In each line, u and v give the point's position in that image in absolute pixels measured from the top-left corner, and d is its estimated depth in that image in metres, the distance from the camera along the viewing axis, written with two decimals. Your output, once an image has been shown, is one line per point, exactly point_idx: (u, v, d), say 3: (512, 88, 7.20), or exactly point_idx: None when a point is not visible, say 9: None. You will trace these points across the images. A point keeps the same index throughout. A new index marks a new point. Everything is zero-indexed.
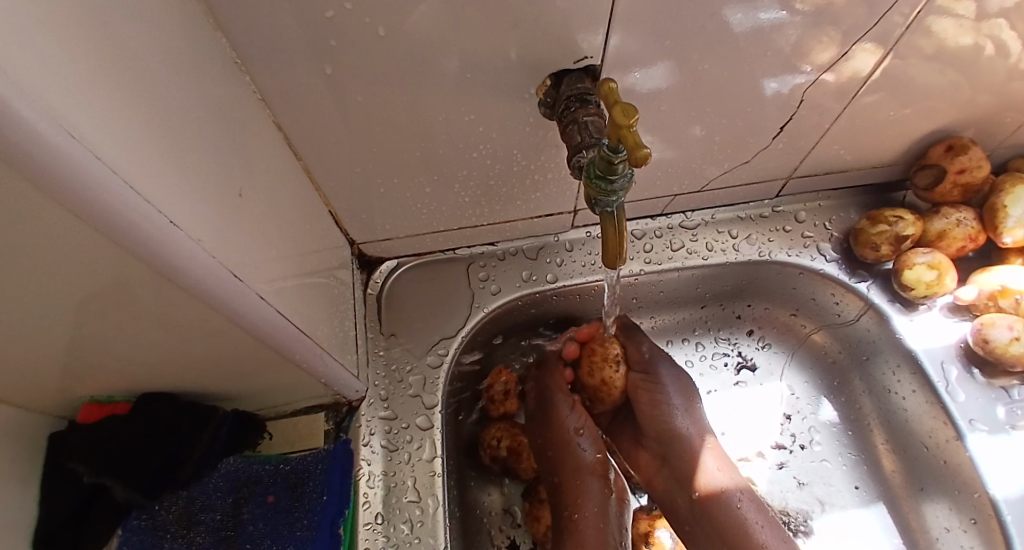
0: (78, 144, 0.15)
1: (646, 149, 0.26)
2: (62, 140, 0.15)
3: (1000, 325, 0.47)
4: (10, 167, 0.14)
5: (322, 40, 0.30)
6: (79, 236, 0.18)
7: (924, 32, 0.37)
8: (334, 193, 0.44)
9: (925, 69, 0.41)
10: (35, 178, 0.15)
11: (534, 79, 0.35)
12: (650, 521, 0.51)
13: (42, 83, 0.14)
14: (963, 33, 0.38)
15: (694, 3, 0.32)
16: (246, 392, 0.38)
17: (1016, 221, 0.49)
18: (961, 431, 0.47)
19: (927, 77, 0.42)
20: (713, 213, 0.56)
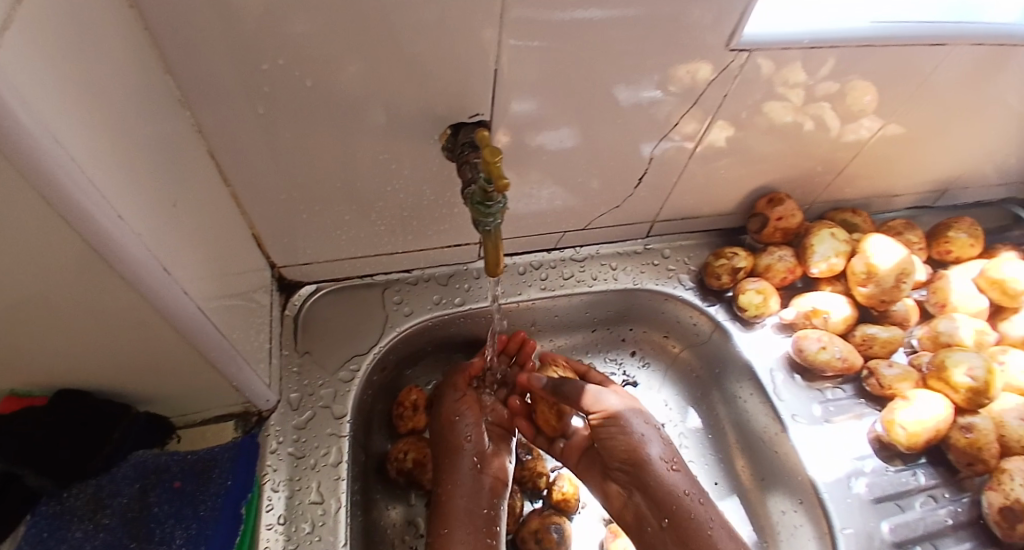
0: (54, 144, 0.21)
1: (507, 181, 0.35)
2: (43, 139, 0.20)
3: (811, 338, 0.60)
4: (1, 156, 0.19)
5: (257, 87, 0.37)
6: (35, 214, 0.23)
7: (759, 111, 0.52)
8: (260, 220, 0.49)
9: (765, 138, 0.56)
10: (18, 164, 0.20)
11: (436, 127, 0.44)
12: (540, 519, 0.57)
13: (37, 98, 0.20)
14: (790, 112, 0.54)
15: (585, 82, 0.44)
16: (164, 389, 0.42)
17: (819, 256, 0.62)
18: (785, 425, 0.59)
19: (762, 144, 0.57)
20: (598, 248, 0.67)
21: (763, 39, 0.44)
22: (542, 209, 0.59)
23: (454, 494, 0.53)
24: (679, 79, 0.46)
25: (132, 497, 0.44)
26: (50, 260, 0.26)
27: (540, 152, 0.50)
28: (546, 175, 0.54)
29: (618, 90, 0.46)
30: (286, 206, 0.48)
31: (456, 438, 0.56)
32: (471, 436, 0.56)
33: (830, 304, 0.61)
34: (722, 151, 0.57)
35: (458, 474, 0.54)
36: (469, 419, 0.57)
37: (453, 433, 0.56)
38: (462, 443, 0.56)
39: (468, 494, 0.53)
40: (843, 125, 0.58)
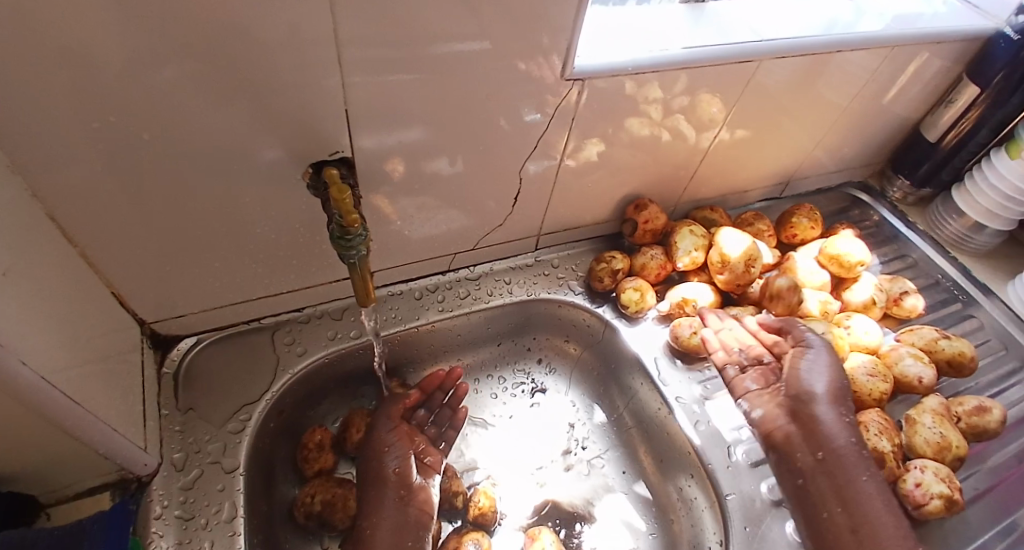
0: None
1: (355, 215, 0.37)
2: None
3: (684, 324, 0.66)
4: None
5: (90, 143, 0.36)
6: None
7: (623, 127, 0.60)
8: (120, 277, 0.47)
9: (629, 152, 0.64)
10: None
11: (298, 167, 0.45)
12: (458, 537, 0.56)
13: None
14: (647, 126, 0.61)
15: (450, 112, 0.47)
16: (14, 467, 0.39)
17: (682, 252, 0.69)
18: (670, 405, 0.64)
19: (624, 156, 0.64)
20: (491, 265, 0.71)
21: (595, 69, 0.50)
22: (430, 235, 0.61)
23: (377, 531, 0.51)
24: (555, 101, 0.52)
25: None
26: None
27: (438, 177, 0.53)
28: (450, 200, 0.57)
29: (504, 116, 0.51)
30: (147, 260, 0.46)
31: (383, 469, 0.55)
32: (399, 469, 0.55)
33: (696, 292, 0.68)
34: (597, 164, 0.63)
35: (383, 508, 0.53)
36: (396, 449, 0.57)
37: (380, 466, 0.55)
38: (390, 474, 0.55)
39: (390, 529, 0.52)
40: (701, 133, 0.67)
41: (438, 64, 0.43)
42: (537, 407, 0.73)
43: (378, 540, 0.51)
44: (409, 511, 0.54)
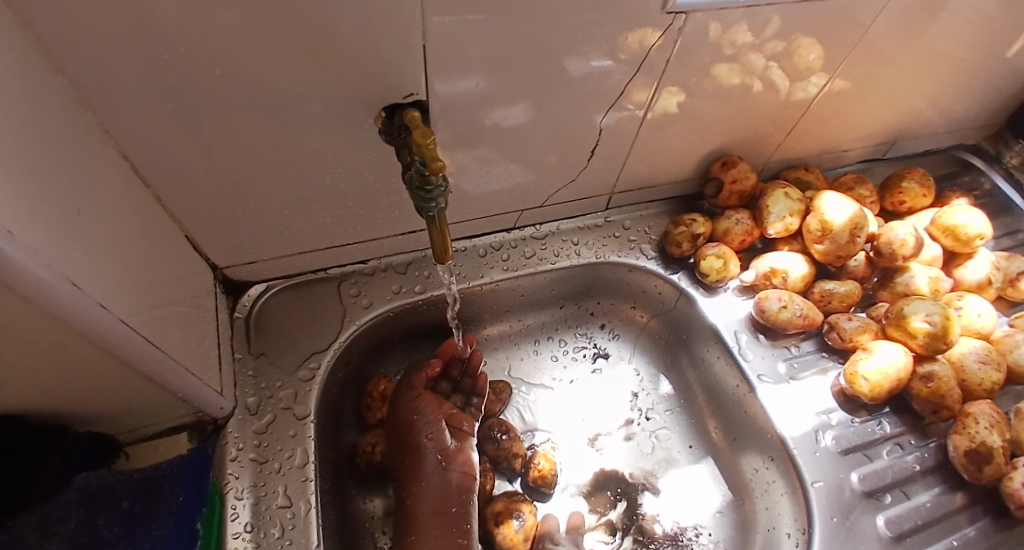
0: None
1: (441, 162, 0.33)
2: None
3: (772, 297, 0.61)
4: None
5: (160, 78, 0.34)
6: None
7: (708, 74, 0.52)
8: (191, 220, 0.46)
9: (714, 103, 0.56)
10: None
11: (370, 111, 0.42)
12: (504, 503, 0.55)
13: None
14: (732, 75, 0.53)
15: (530, 53, 0.43)
16: (98, 409, 0.40)
17: (775, 217, 0.63)
18: (753, 385, 0.60)
19: (710, 107, 0.57)
20: (559, 224, 0.67)
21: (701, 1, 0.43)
22: (493, 190, 0.58)
23: (420, 496, 0.52)
24: (628, 46, 0.46)
25: (79, 520, 0.40)
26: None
27: (496, 131, 0.49)
28: (506, 154, 0.53)
29: (568, 62, 0.45)
30: (218, 204, 0.46)
31: (417, 437, 0.54)
32: (428, 437, 0.54)
33: (788, 262, 0.62)
34: (676, 118, 0.57)
35: (423, 475, 0.52)
36: (426, 416, 0.55)
37: (412, 433, 0.54)
38: (424, 442, 0.53)
39: (433, 494, 0.52)
40: (791, 84, 0.58)
41: (492, 4, 0.37)
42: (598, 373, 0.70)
43: (423, 506, 0.51)
44: (451, 475, 0.53)
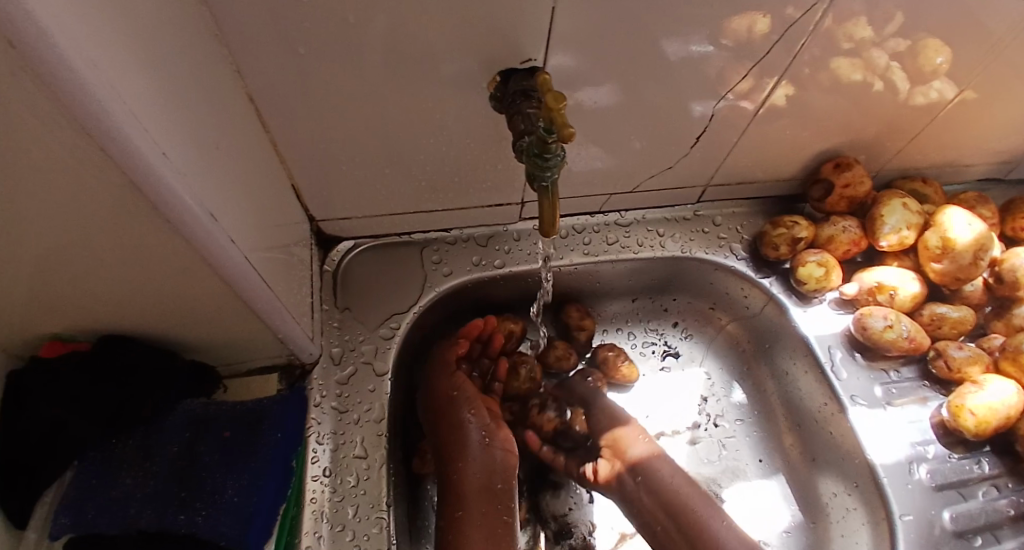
0: (83, 58, 0.19)
1: (571, 129, 0.32)
2: (76, 56, 0.19)
3: (877, 315, 0.57)
4: (30, 73, 0.18)
5: (296, 23, 0.34)
6: (69, 139, 0.22)
7: (825, 67, 0.47)
8: (299, 169, 0.48)
9: (826, 99, 0.50)
10: (46, 82, 0.18)
11: (486, 74, 0.41)
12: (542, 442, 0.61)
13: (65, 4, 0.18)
14: (854, 70, 0.48)
15: (658, 27, 0.39)
16: (202, 340, 0.42)
17: (890, 228, 0.59)
18: (844, 406, 0.56)
19: (825, 104, 0.51)
20: (645, 213, 0.64)
21: None
22: (579, 171, 0.55)
23: (466, 470, 0.51)
24: (734, 32, 0.41)
25: (182, 446, 0.43)
26: (72, 197, 0.25)
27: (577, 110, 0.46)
28: (587, 134, 0.50)
29: (663, 42, 0.41)
30: (324, 155, 0.47)
31: (459, 413, 0.53)
32: (469, 415, 0.53)
33: (897, 279, 0.58)
34: (779, 111, 0.51)
35: (468, 452, 0.51)
36: (468, 394, 0.54)
37: (454, 410, 0.53)
38: (469, 418, 0.53)
39: (478, 469, 0.51)
40: (910, 88, 0.51)
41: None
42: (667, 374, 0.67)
43: (469, 480, 0.51)
44: (496, 452, 0.52)
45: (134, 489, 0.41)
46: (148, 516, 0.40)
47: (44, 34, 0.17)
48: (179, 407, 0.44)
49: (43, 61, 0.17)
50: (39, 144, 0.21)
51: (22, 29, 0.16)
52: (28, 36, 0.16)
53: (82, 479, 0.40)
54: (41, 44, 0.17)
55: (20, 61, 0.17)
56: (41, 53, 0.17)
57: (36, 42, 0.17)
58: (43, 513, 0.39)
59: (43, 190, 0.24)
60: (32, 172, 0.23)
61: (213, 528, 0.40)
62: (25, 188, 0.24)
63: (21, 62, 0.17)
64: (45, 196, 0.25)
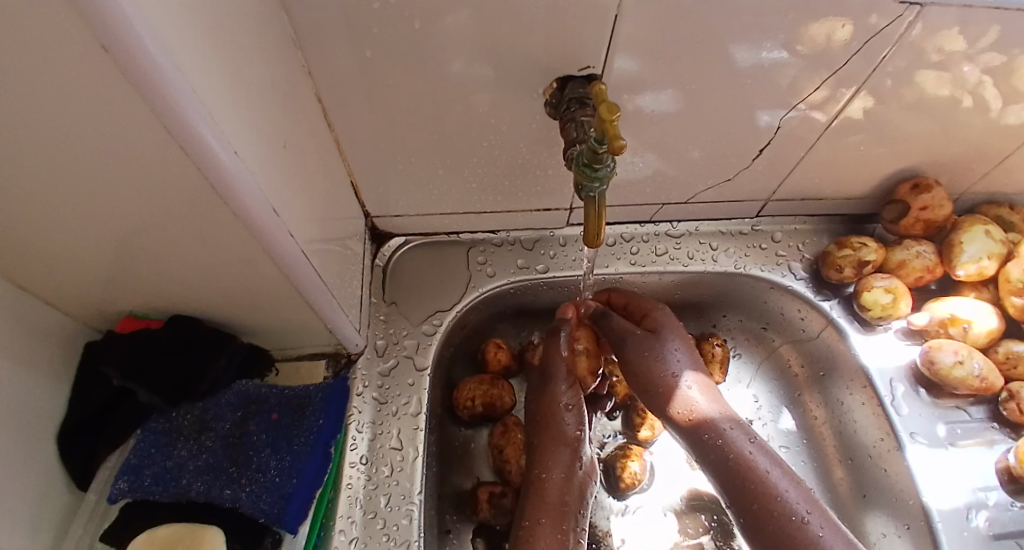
0: (170, 65, 0.21)
1: (622, 142, 0.31)
2: (164, 64, 0.20)
3: (946, 349, 0.53)
4: (122, 74, 0.19)
5: (366, 28, 0.35)
6: (150, 133, 0.23)
7: (908, 81, 0.43)
8: (358, 166, 0.49)
9: (904, 115, 0.47)
10: (135, 85, 0.20)
11: (544, 81, 0.41)
12: (627, 452, 0.58)
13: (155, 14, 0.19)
14: (940, 86, 0.44)
15: (721, 34, 0.38)
16: (258, 325, 0.44)
17: (968, 257, 0.55)
18: (902, 442, 0.53)
19: (905, 121, 0.48)
20: (698, 225, 0.61)
21: None
22: (628, 179, 0.54)
23: (550, 479, 0.51)
24: (811, 39, 0.39)
25: (234, 423, 0.45)
26: (154, 187, 0.27)
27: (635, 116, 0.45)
28: (638, 142, 0.49)
29: (732, 47, 0.39)
30: (383, 154, 0.48)
31: (557, 425, 0.53)
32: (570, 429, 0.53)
33: (973, 313, 0.54)
34: (854, 126, 0.48)
35: (554, 463, 0.51)
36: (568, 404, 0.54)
37: (552, 421, 0.53)
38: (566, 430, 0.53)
39: (560, 482, 0.51)
40: (1001, 107, 0.47)
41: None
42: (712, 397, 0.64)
43: (550, 489, 0.50)
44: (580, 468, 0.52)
45: (187, 460, 0.43)
46: (198, 486, 0.41)
47: (137, 40, 0.18)
48: (234, 385, 0.46)
49: (136, 66, 0.19)
50: (124, 136, 0.23)
51: (116, 34, 0.18)
52: (117, 37, 0.18)
53: (142, 447, 0.43)
54: (133, 50, 0.19)
55: (115, 66, 0.19)
56: (135, 59, 0.19)
57: (131, 49, 0.18)
58: (103, 476, 0.42)
59: (127, 177, 0.26)
60: (116, 159, 0.25)
61: (254, 504, 0.41)
62: (111, 175, 0.26)
63: (116, 66, 0.19)
64: (129, 183, 0.27)
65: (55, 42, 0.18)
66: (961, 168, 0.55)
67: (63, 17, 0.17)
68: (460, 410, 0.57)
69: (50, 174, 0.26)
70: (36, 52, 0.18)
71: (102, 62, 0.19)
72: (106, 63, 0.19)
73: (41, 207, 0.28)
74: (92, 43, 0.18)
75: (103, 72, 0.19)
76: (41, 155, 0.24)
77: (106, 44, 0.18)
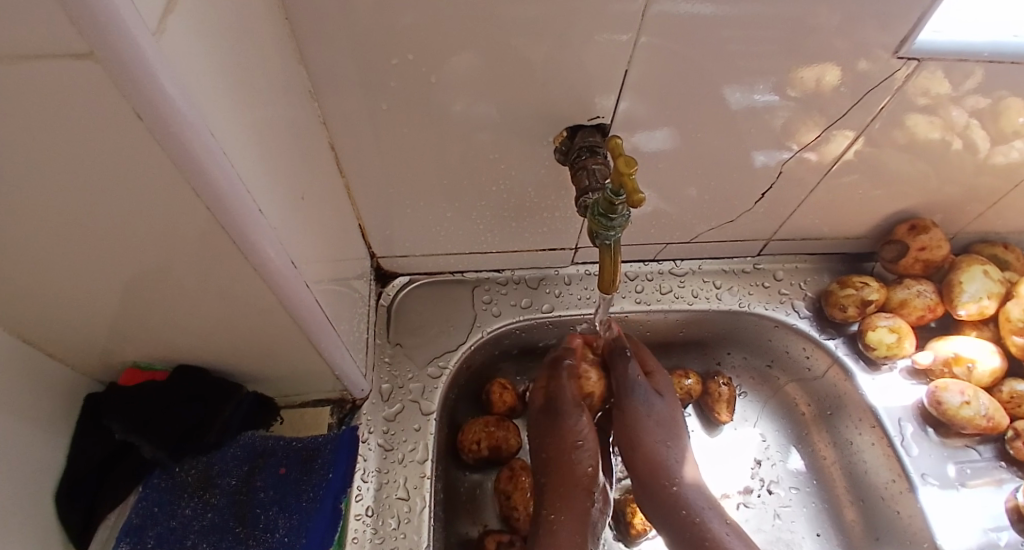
0: (203, 129, 0.22)
1: (642, 195, 0.33)
2: (198, 130, 0.21)
3: (952, 389, 0.53)
4: (156, 141, 0.20)
5: (381, 79, 0.37)
6: (176, 189, 0.23)
7: (898, 124, 0.45)
8: (366, 209, 0.50)
9: (898, 156, 0.48)
10: (167, 149, 0.21)
11: (553, 129, 0.42)
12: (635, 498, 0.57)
13: (192, 86, 0.21)
14: (932, 129, 0.45)
15: (718, 80, 0.39)
16: (264, 372, 0.43)
17: (969, 296, 0.56)
18: (914, 484, 0.52)
19: (899, 163, 0.49)
20: (701, 264, 0.62)
21: (942, 47, 0.37)
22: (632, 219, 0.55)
23: (561, 520, 0.51)
24: (802, 83, 0.40)
25: (240, 479, 0.45)
26: (174, 243, 0.27)
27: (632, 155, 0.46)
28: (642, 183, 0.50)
29: (725, 90, 0.40)
30: (391, 197, 0.48)
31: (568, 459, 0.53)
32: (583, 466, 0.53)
33: (976, 352, 0.55)
34: (849, 167, 0.49)
35: (568, 499, 0.51)
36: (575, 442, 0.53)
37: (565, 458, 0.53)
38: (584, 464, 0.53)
39: (572, 524, 0.51)
40: (989, 147, 0.48)
41: (669, 30, 0.34)
42: (720, 434, 0.64)
43: (562, 531, 0.50)
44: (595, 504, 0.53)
45: (192, 519, 0.43)
46: (204, 547, 0.41)
47: (172, 109, 0.20)
48: (239, 437, 0.46)
49: (165, 126, 0.20)
50: (150, 192, 0.24)
51: (149, 101, 0.19)
52: (152, 108, 0.19)
53: (143, 506, 0.43)
54: (165, 117, 0.20)
55: (146, 128, 0.20)
56: (169, 127, 0.20)
57: (160, 110, 0.19)
58: (102, 536, 0.41)
59: (148, 231, 0.26)
60: (139, 213, 0.25)
61: None
62: (134, 230, 0.26)
63: (146, 127, 0.20)
64: (149, 237, 0.27)
65: (85, 103, 0.18)
66: (958, 209, 0.56)
67: (98, 85, 0.17)
68: (464, 453, 0.55)
69: (73, 231, 0.26)
70: (71, 116, 0.19)
71: (133, 124, 0.19)
72: (136, 125, 0.20)
73: (56, 263, 0.28)
74: (125, 108, 0.19)
75: (135, 135, 0.20)
76: (64, 214, 0.24)
77: (137, 107, 0.19)
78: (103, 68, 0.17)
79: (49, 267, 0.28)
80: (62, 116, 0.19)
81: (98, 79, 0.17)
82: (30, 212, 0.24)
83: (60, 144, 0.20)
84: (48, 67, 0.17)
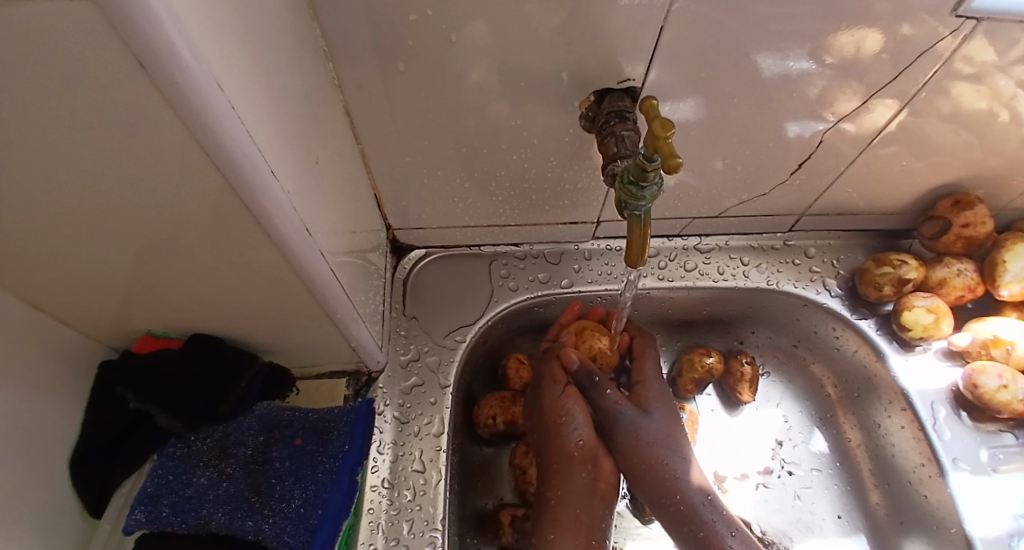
0: (212, 85, 0.20)
1: (677, 160, 0.30)
2: (206, 83, 0.20)
3: (990, 373, 0.51)
4: (161, 94, 0.19)
5: (398, 40, 0.34)
6: (184, 149, 0.22)
7: (944, 93, 0.41)
8: (382, 179, 0.48)
9: (942, 128, 0.45)
10: (171, 103, 0.19)
11: (579, 93, 0.40)
12: None
13: (198, 33, 0.19)
14: (979, 99, 0.42)
15: (751, 42, 0.36)
16: (279, 344, 0.43)
17: (1013, 276, 0.53)
18: (944, 469, 0.51)
19: (944, 135, 0.46)
20: (728, 239, 0.60)
21: (1000, 8, 0.33)
22: None
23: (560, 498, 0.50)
24: (839, 49, 0.37)
25: (256, 449, 0.44)
26: (183, 210, 0.26)
27: None
28: None
29: (758, 57, 0.37)
30: (408, 166, 0.46)
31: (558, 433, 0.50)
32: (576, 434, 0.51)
33: (1017, 334, 0.52)
34: (889, 139, 0.46)
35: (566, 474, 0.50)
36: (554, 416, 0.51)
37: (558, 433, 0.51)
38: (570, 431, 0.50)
39: (574, 502, 0.49)
40: None
41: None
42: (741, 414, 0.62)
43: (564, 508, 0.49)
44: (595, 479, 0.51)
45: (208, 489, 0.42)
46: (219, 517, 0.41)
47: (176, 60, 0.18)
48: (256, 407, 0.46)
49: (168, 76, 0.18)
50: (158, 153, 0.22)
51: (150, 50, 0.17)
52: (157, 56, 0.17)
53: (159, 475, 0.42)
54: (171, 66, 0.18)
55: (149, 77, 0.18)
56: (173, 78, 0.18)
57: (164, 59, 0.17)
58: (118, 503, 0.42)
59: (158, 198, 0.25)
60: (148, 178, 0.24)
61: (278, 537, 0.40)
62: (145, 195, 0.25)
63: (148, 76, 0.18)
64: (159, 204, 0.26)
65: (76, 52, 0.17)
66: (1010, 184, 0.52)
67: (94, 28, 0.16)
68: (480, 428, 0.55)
69: (83, 197, 0.25)
70: (68, 68, 0.17)
71: (134, 75, 0.18)
72: (137, 75, 0.18)
73: (69, 231, 0.27)
74: (123, 54, 0.17)
75: (139, 85, 0.18)
76: (73, 180, 0.24)
77: (138, 55, 0.17)
78: (100, 9, 0.15)
79: (60, 234, 0.28)
80: (59, 67, 0.17)
81: (93, 23, 0.15)
82: (37, 176, 0.23)
83: (59, 101, 0.19)
84: (38, 10, 0.15)
